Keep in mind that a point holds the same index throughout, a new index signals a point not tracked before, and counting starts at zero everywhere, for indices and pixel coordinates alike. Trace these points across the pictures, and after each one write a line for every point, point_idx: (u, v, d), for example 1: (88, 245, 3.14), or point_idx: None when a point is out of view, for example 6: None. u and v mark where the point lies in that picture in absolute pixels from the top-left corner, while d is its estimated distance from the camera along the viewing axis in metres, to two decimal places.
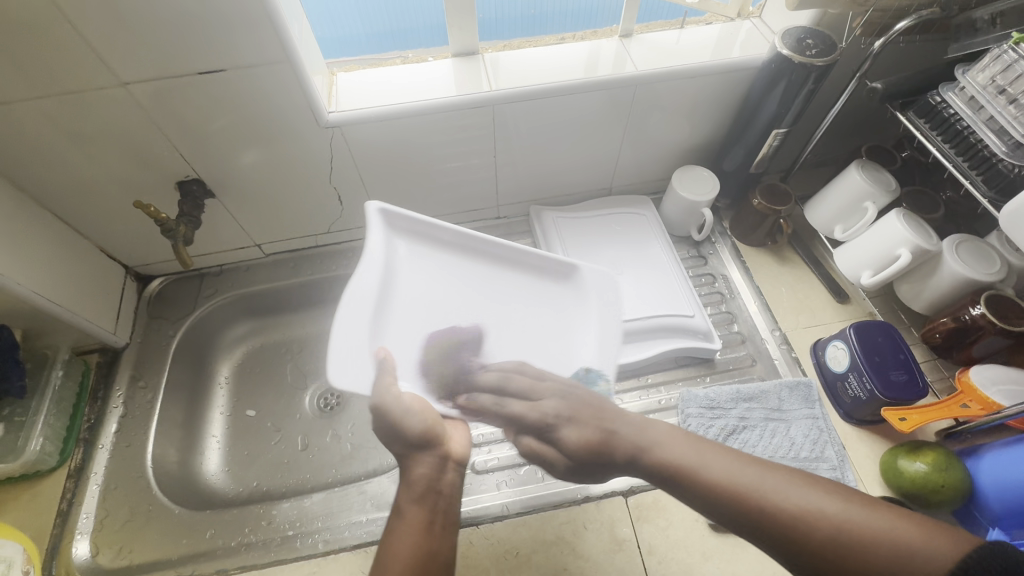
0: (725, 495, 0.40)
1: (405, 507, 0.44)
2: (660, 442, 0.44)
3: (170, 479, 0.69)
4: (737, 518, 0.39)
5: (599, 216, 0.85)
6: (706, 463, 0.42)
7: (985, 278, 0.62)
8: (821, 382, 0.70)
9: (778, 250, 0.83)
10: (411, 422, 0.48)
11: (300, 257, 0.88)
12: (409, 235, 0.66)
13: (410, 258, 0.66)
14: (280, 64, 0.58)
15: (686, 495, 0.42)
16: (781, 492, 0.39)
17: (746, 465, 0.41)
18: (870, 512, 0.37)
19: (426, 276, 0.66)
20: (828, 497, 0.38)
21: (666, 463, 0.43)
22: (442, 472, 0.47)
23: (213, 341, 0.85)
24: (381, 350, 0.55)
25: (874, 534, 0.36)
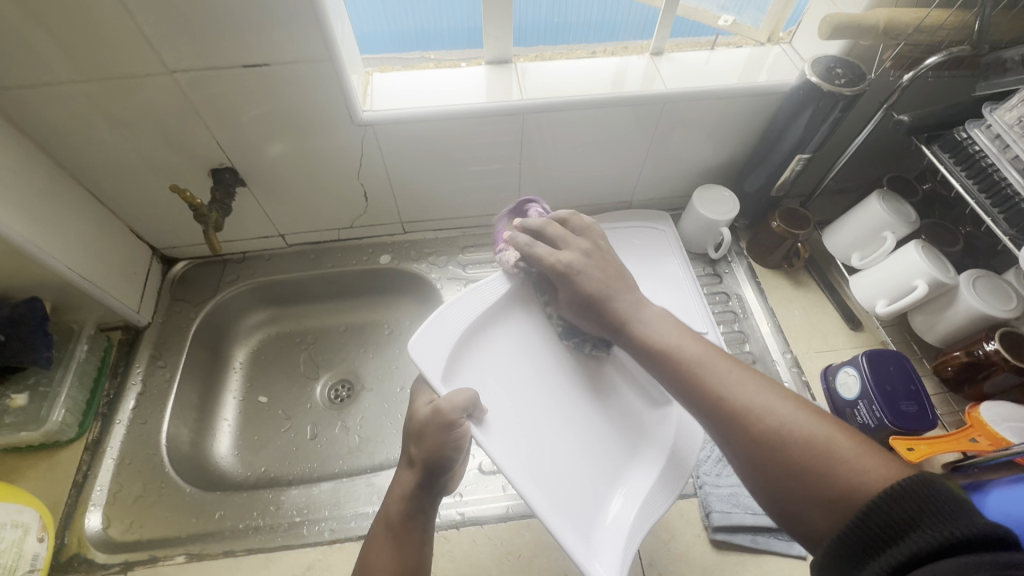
0: (687, 373, 0.48)
1: (386, 523, 0.52)
2: (655, 326, 0.53)
3: (182, 458, 0.71)
4: (694, 400, 0.46)
5: (618, 227, 0.86)
6: (685, 349, 0.50)
7: (1000, 314, 0.62)
8: (830, 408, 0.70)
9: (793, 274, 0.83)
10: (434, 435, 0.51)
11: (320, 249, 0.89)
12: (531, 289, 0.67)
13: (514, 315, 0.65)
14: (320, 62, 0.60)
15: (659, 368, 0.50)
16: (736, 389, 0.44)
17: (713, 354, 0.48)
18: (808, 415, 0.41)
19: (517, 336, 0.64)
20: (819, 423, 0.40)
21: (658, 344, 0.51)
22: (422, 495, 0.53)
23: (231, 326, 0.87)
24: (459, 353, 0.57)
25: (799, 431, 0.40)
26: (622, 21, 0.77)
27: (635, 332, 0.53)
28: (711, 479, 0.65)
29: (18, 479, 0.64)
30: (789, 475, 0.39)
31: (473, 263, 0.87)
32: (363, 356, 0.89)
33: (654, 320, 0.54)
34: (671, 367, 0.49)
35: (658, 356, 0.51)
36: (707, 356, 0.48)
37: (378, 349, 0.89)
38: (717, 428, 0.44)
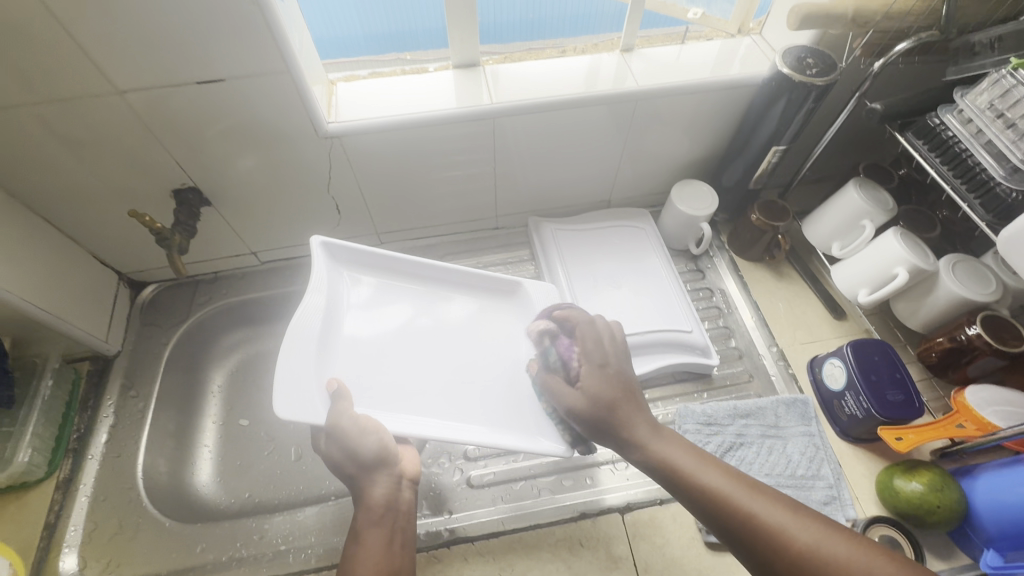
0: (719, 504, 0.44)
1: (363, 531, 0.48)
2: (669, 449, 0.48)
3: (161, 490, 0.69)
4: (722, 528, 0.44)
5: (598, 228, 0.85)
6: (709, 476, 0.46)
7: (981, 299, 0.62)
8: (818, 400, 0.70)
9: (775, 266, 0.83)
10: (365, 443, 0.49)
11: (296, 266, 0.87)
12: (354, 259, 0.64)
13: (352, 284, 0.63)
14: (279, 74, 0.58)
15: (689, 502, 0.46)
16: (766, 514, 0.42)
17: (735, 482, 0.45)
18: (839, 541, 0.40)
19: (364, 305, 0.62)
20: (859, 550, 0.40)
21: (676, 468, 0.47)
22: (398, 491, 0.50)
23: (207, 349, 0.84)
24: (330, 379, 0.52)
25: (834, 556, 0.39)
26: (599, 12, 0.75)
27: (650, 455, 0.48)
28: None
29: None
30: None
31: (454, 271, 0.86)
32: None
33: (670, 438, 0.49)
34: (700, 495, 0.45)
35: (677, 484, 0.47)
36: (728, 486, 0.45)
37: None
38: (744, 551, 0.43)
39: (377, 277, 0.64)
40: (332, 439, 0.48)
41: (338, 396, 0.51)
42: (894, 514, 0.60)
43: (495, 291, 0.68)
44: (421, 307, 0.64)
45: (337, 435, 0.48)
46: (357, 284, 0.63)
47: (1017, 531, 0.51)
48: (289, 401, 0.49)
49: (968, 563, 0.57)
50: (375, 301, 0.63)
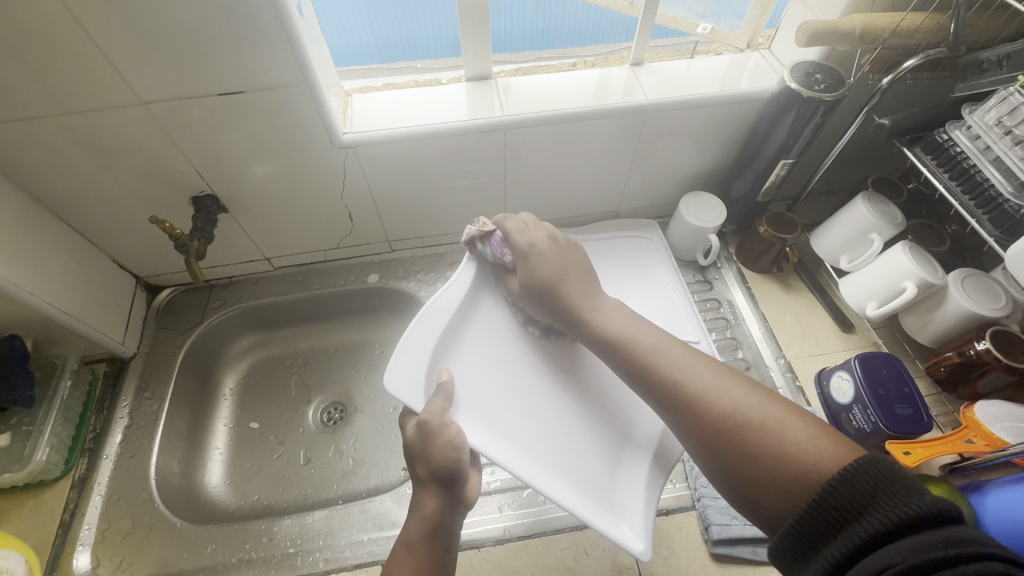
0: (642, 361, 0.50)
1: (415, 542, 0.49)
2: (607, 317, 0.55)
3: (172, 490, 0.70)
4: (652, 388, 0.49)
5: (606, 238, 0.85)
6: (640, 339, 0.52)
7: (990, 313, 0.62)
8: (825, 413, 0.70)
9: (783, 278, 0.83)
10: (439, 451, 0.50)
11: (308, 271, 0.88)
12: (502, 275, 0.68)
13: (496, 299, 0.66)
14: (298, 87, 0.60)
15: (615, 359, 0.53)
16: (686, 371, 0.47)
17: (665, 344, 0.51)
18: (758, 398, 0.43)
19: (502, 322, 0.65)
20: (762, 404, 0.43)
21: (608, 331, 0.54)
22: (452, 514, 0.51)
23: (220, 353, 0.86)
24: (443, 373, 0.57)
25: (739, 406, 0.43)
26: (612, 24, 0.76)
27: (594, 327, 0.55)
28: (709, 491, 0.63)
29: (3, 520, 0.63)
30: (725, 444, 0.42)
31: None
32: (353, 377, 0.88)
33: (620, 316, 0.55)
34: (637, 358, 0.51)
35: (608, 344, 0.54)
36: (659, 347, 0.51)
37: (368, 370, 0.89)
38: (668, 408, 0.47)
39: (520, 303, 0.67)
40: (420, 428, 0.52)
41: (441, 391, 0.55)
42: None
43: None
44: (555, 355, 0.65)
45: (425, 427, 0.52)
46: (497, 298, 0.66)
47: None
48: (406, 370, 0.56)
49: None
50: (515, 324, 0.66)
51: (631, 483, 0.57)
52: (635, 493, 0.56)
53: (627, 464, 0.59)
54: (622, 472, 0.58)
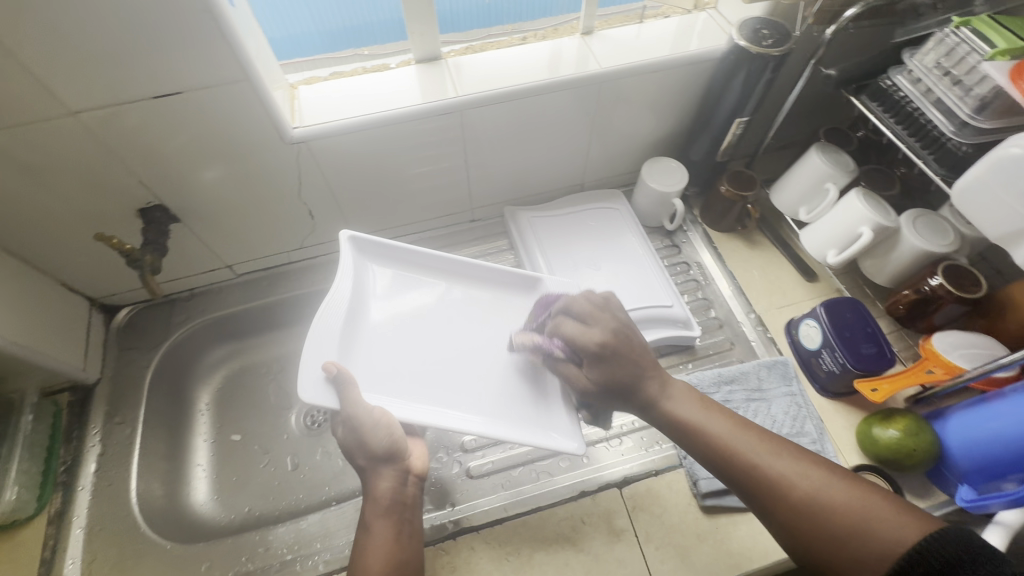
0: (720, 451, 0.50)
1: (372, 522, 0.54)
2: (680, 403, 0.54)
3: (157, 513, 0.68)
4: (729, 476, 0.50)
5: (572, 211, 0.85)
6: (716, 427, 0.51)
7: (941, 249, 0.65)
8: (797, 360, 0.73)
9: (747, 235, 0.85)
10: (376, 438, 0.55)
11: (272, 275, 0.86)
12: (380, 254, 0.69)
13: (377, 281, 0.68)
14: (238, 82, 0.57)
15: (696, 450, 0.52)
16: (766, 457, 0.48)
17: (739, 431, 0.51)
18: (836, 481, 0.46)
19: (385, 300, 0.67)
20: (849, 490, 0.45)
21: (682, 420, 0.53)
22: (404, 485, 0.57)
23: (190, 368, 0.83)
24: (331, 363, 0.54)
25: (831, 497, 0.45)
26: None
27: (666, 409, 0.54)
28: None
29: None
30: (824, 542, 0.44)
31: None
32: None
33: (681, 389, 0.55)
34: (708, 446, 0.51)
35: (685, 433, 0.52)
36: (734, 435, 0.50)
37: None
38: (752, 498, 0.48)
39: (398, 273, 0.70)
40: (348, 423, 0.54)
41: (343, 380, 0.54)
42: (873, 461, 0.64)
43: (515, 288, 0.72)
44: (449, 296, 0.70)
45: (353, 419, 0.53)
46: (380, 277, 0.68)
47: (990, 465, 0.56)
48: (308, 379, 0.54)
49: (945, 499, 0.61)
50: (397, 296, 0.68)
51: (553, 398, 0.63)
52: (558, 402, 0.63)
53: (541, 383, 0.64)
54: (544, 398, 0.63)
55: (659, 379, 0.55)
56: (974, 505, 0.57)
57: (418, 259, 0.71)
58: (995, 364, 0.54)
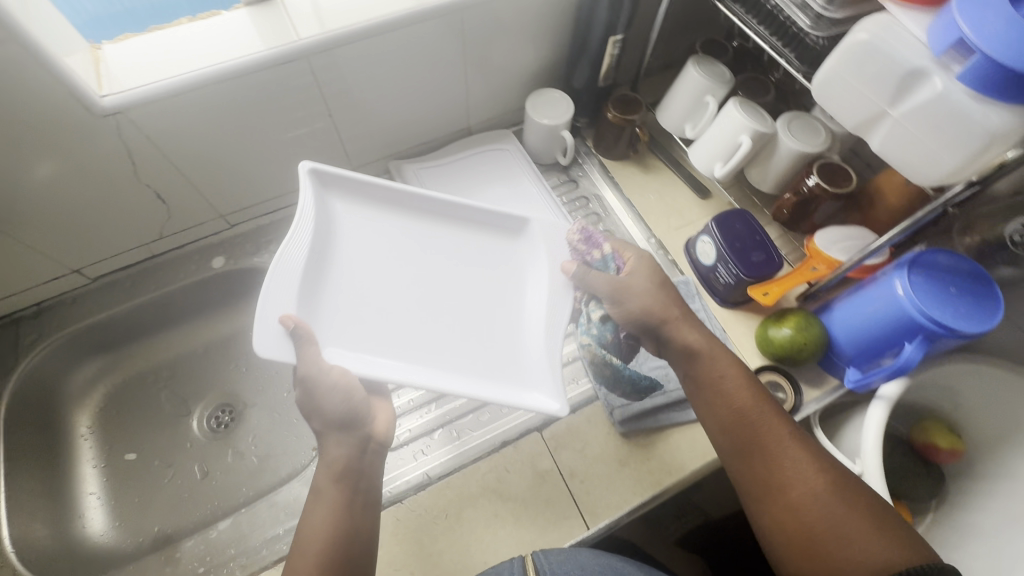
0: (741, 432, 0.52)
1: (322, 488, 0.50)
2: (726, 375, 0.55)
3: (44, 555, 0.61)
4: (734, 452, 0.52)
5: (461, 159, 0.81)
6: (746, 409, 0.53)
7: (814, 150, 0.67)
8: (698, 278, 0.74)
9: (641, 160, 0.84)
10: (330, 399, 0.50)
11: (137, 272, 0.75)
12: (346, 190, 0.63)
13: (346, 219, 0.62)
14: (10, 44, 0.47)
15: (714, 424, 0.54)
16: (784, 452, 0.50)
17: (769, 421, 0.52)
18: (838, 495, 0.47)
19: (360, 238, 0.62)
20: (844, 505, 0.47)
21: (714, 392, 0.55)
22: (363, 454, 0.52)
23: (59, 392, 0.73)
24: (290, 315, 0.50)
25: (824, 506, 0.47)
26: None
27: (700, 381, 0.56)
28: None
29: None
30: (800, 542, 0.47)
31: None
32: (236, 372, 0.80)
33: (715, 348, 0.57)
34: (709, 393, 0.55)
35: (712, 405, 0.55)
36: (760, 424, 0.52)
37: (249, 361, 0.81)
38: (739, 463, 0.52)
39: (374, 212, 0.64)
40: (301, 382, 0.49)
41: (302, 337, 0.50)
42: (773, 360, 0.68)
43: (499, 228, 0.68)
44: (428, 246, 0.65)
45: (308, 382, 0.49)
46: (350, 218, 0.62)
47: (872, 345, 0.59)
48: (263, 333, 0.50)
49: (836, 383, 0.66)
50: (375, 236, 0.63)
51: (534, 350, 0.60)
52: (540, 354, 0.60)
53: (522, 336, 0.62)
54: (524, 351, 0.61)
55: (712, 345, 0.57)
56: (859, 384, 0.61)
57: (395, 209, 0.65)
58: (867, 250, 0.58)
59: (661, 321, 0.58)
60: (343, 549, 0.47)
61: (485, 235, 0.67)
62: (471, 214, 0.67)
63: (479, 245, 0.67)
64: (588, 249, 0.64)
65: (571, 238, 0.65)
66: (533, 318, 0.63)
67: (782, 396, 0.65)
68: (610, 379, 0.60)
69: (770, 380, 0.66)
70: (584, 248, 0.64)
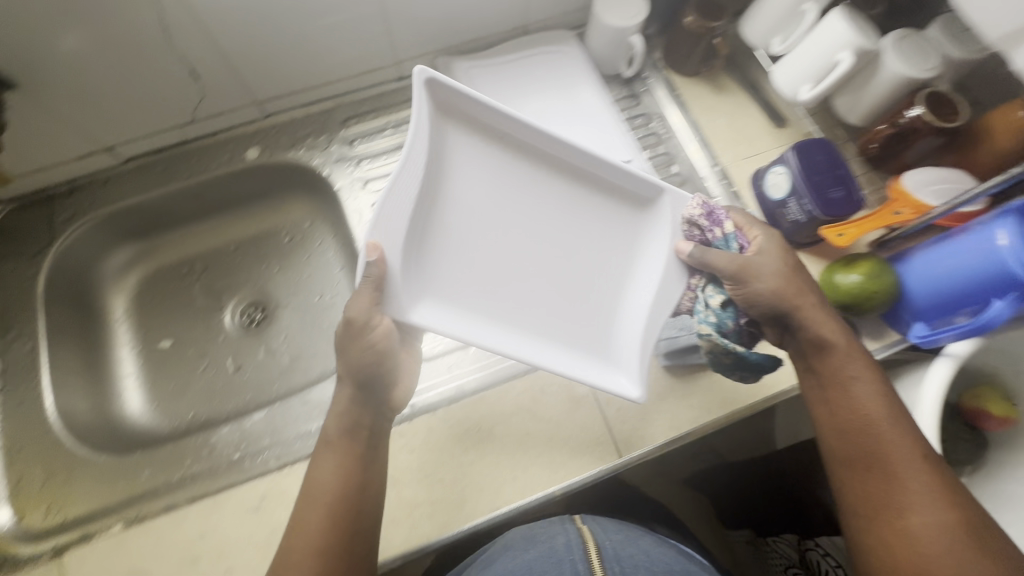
0: (862, 447, 0.49)
1: (333, 440, 0.51)
2: (862, 386, 0.51)
3: (86, 427, 0.63)
4: (847, 462, 0.51)
5: (516, 59, 0.73)
6: (878, 427, 0.49)
7: (924, 75, 0.58)
8: (762, 213, 0.68)
9: (714, 78, 0.75)
10: (361, 351, 0.50)
11: (168, 158, 0.72)
12: (466, 122, 0.55)
13: (460, 151, 0.55)
14: None
15: (832, 431, 0.52)
16: (909, 480, 0.47)
17: (903, 446, 0.48)
18: (957, 537, 0.45)
19: (473, 178, 0.56)
20: (959, 548, 0.44)
21: (842, 401, 0.51)
22: (379, 416, 0.52)
23: (95, 275, 0.73)
24: (375, 245, 0.47)
25: (937, 543, 0.45)
26: None
27: (829, 386, 0.52)
28: None
29: None
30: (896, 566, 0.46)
31: (358, 137, 0.73)
32: (267, 271, 0.78)
33: (852, 352, 0.52)
34: (833, 393, 0.52)
35: (836, 411, 0.52)
36: (888, 445, 0.49)
37: (281, 262, 0.79)
38: (850, 474, 0.50)
39: (495, 151, 0.56)
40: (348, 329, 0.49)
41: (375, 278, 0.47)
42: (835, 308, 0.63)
43: (621, 197, 0.59)
44: (537, 208, 0.57)
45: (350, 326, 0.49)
46: (467, 152, 0.55)
47: (950, 300, 0.54)
48: None
49: (897, 338, 0.62)
50: (492, 177, 0.56)
51: (629, 336, 0.56)
52: (633, 341, 0.56)
53: (617, 316, 0.58)
54: (616, 331, 0.57)
55: (850, 353, 0.52)
56: (926, 341, 0.57)
57: (523, 162, 0.57)
58: (967, 196, 0.51)
59: (797, 316, 0.52)
60: (346, 502, 0.48)
61: (603, 202, 0.59)
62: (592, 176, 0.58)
63: (593, 211, 0.59)
64: (709, 226, 0.55)
65: (690, 212, 0.56)
66: (634, 298, 0.58)
67: None
68: (729, 367, 0.53)
69: None
70: (705, 224, 0.55)
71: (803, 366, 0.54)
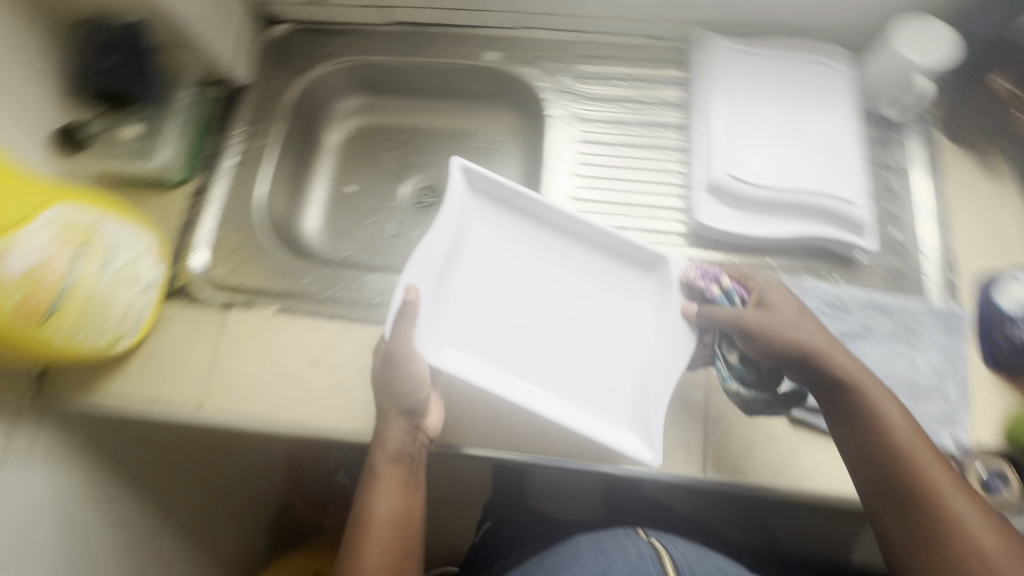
0: (915, 491, 0.46)
1: (382, 468, 0.54)
2: (898, 423, 0.48)
3: (275, 223, 0.74)
4: (898, 511, 0.46)
5: (776, 58, 0.69)
6: (924, 466, 0.46)
7: None
8: (975, 319, 0.59)
9: (984, 156, 0.66)
10: (405, 388, 0.53)
11: (423, 34, 0.79)
12: (492, 193, 0.63)
13: (479, 223, 0.62)
14: None
15: (876, 476, 0.47)
16: (969, 521, 0.44)
17: (951, 484, 0.46)
18: None
19: (488, 245, 0.62)
20: None
21: (881, 441, 0.47)
22: (415, 439, 0.55)
23: (326, 109, 0.84)
24: (412, 289, 0.52)
25: None
26: None
27: (862, 426, 0.48)
28: None
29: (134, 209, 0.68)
30: None
31: (589, 76, 0.74)
32: None
33: (885, 398, 0.48)
34: (865, 441, 0.48)
35: (873, 454, 0.48)
36: (939, 487, 0.46)
37: (467, 162, 0.84)
38: (904, 523, 0.46)
39: (511, 220, 0.63)
40: (388, 358, 0.52)
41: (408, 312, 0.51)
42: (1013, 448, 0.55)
43: (630, 261, 0.63)
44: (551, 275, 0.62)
45: (395, 358, 0.51)
46: (486, 226, 0.63)
47: None
48: None
49: None
50: (510, 246, 0.63)
51: (633, 396, 0.56)
52: (634, 401, 0.56)
53: (622, 377, 0.58)
54: (621, 390, 0.57)
55: (880, 394, 0.49)
56: None
57: (525, 224, 0.64)
58: None
59: (810, 356, 0.50)
60: (405, 521, 0.55)
61: (613, 265, 0.63)
62: (606, 239, 0.62)
63: (600, 277, 0.63)
64: (704, 284, 0.57)
65: (688, 275, 0.58)
66: (636, 362, 0.58)
67: (1004, 490, 0.52)
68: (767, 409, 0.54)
69: (994, 466, 0.53)
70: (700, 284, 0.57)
71: (828, 416, 0.51)
